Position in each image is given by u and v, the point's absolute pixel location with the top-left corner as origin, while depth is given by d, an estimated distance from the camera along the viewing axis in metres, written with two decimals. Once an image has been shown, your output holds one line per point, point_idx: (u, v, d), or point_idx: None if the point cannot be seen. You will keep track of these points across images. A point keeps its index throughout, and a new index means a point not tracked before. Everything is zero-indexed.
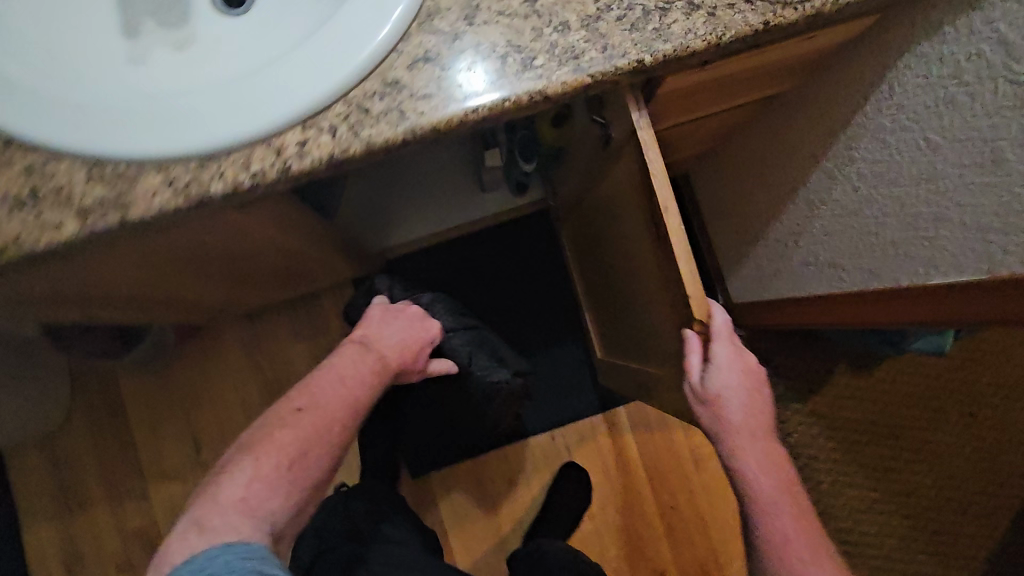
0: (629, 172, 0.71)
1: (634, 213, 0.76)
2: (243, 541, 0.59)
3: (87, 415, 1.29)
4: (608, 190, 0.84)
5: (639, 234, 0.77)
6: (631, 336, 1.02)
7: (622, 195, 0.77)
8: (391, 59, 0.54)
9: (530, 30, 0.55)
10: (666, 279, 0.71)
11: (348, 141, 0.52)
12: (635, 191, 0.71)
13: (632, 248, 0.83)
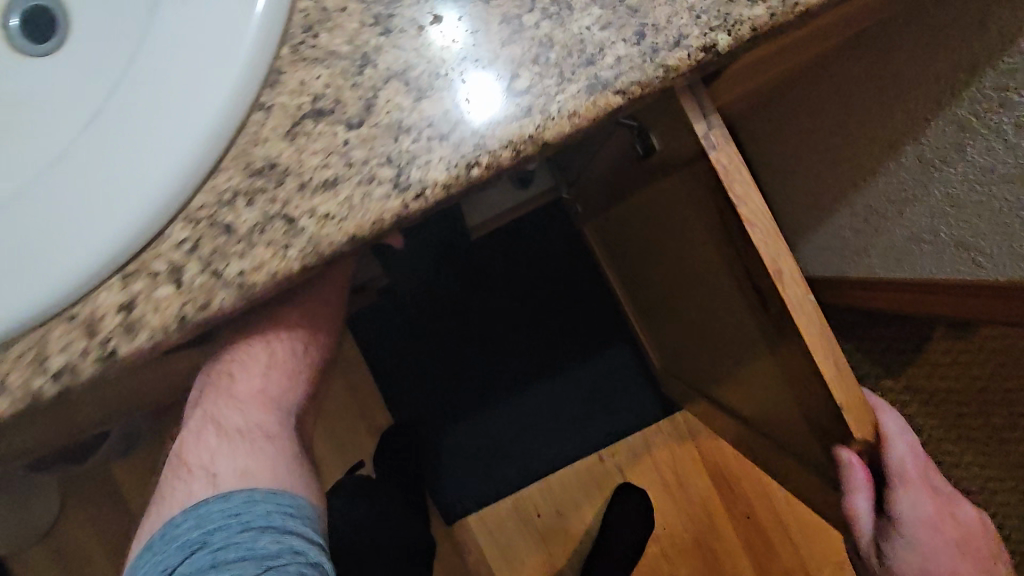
0: (691, 195, 0.47)
1: (707, 242, 0.52)
2: (283, 489, 0.48)
3: (80, 505, 1.14)
4: (652, 200, 0.59)
5: (720, 270, 0.53)
6: (706, 363, 0.78)
7: (685, 217, 0.52)
8: (260, 124, 0.30)
9: (498, 25, 0.30)
10: (777, 346, 0.48)
11: (211, 288, 0.29)
12: (710, 221, 0.47)
13: (702, 278, 0.59)
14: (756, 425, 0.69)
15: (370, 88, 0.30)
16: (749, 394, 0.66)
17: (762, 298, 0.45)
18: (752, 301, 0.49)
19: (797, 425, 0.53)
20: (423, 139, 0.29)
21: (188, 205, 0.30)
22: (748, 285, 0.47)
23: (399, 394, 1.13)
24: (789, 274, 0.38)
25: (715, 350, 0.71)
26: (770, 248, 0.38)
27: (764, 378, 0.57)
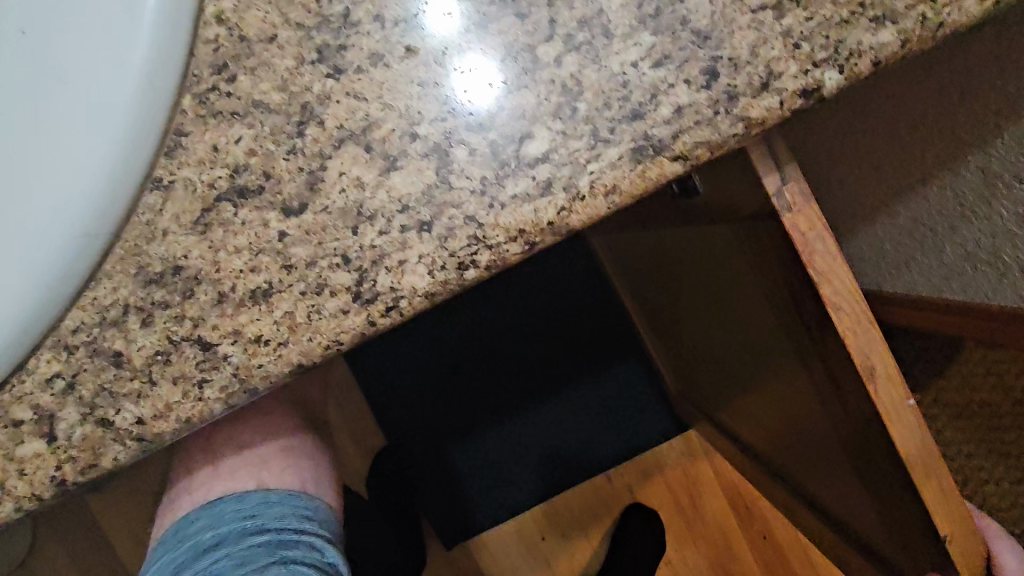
0: (749, 240, 0.40)
1: (757, 291, 0.44)
2: (298, 492, 0.53)
3: (52, 539, 1.06)
4: (693, 231, 0.50)
5: (772, 325, 0.45)
6: (737, 402, 0.70)
7: (733, 261, 0.45)
8: (261, 206, 0.28)
9: (525, 92, 0.28)
10: (849, 418, 0.41)
11: (100, 446, 0.28)
12: (774, 273, 0.39)
13: (743, 322, 0.51)
14: (803, 471, 0.62)
15: (320, 156, 0.29)
16: (796, 443, 0.58)
17: (844, 371, 0.37)
18: (813, 365, 0.42)
19: (873, 498, 0.46)
20: (396, 227, 0.28)
21: (180, 310, 0.28)
22: (818, 353, 0.40)
23: (394, 414, 1.06)
24: (886, 377, 0.35)
25: (748, 391, 0.63)
26: (862, 337, 0.35)
27: (821, 436, 0.49)
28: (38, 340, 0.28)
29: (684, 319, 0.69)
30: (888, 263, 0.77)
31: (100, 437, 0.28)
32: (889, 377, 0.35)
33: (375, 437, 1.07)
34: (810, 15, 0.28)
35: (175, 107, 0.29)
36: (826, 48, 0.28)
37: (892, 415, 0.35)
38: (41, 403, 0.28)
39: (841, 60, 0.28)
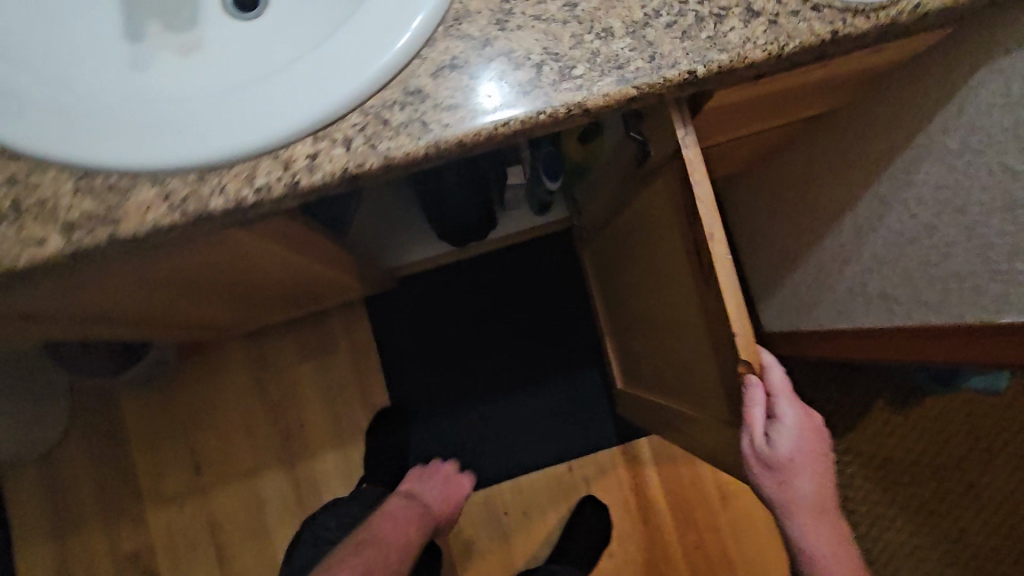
0: (667, 192, 0.67)
1: (676, 236, 0.69)
2: None
3: (84, 432, 1.23)
4: (646, 199, 0.75)
5: (680, 266, 0.70)
6: (658, 370, 0.92)
7: (663, 218, 0.71)
8: (414, 66, 0.48)
9: (569, 38, 0.49)
10: (708, 315, 0.65)
11: (365, 154, 0.46)
12: (679, 213, 0.64)
13: (665, 274, 0.76)
14: (681, 413, 0.83)
15: (473, 49, 0.48)
16: (687, 384, 0.80)
17: (704, 271, 0.61)
18: (696, 279, 0.65)
19: (721, 389, 0.67)
20: (512, 91, 0.48)
21: (363, 104, 0.47)
22: (695, 259, 0.64)
23: (402, 377, 1.27)
24: (719, 237, 0.57)
25: (666, 347, 0.86)
26: (708, 216, 0.57)
27: (700, 354, 0.72)
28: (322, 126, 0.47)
29: (636, 301, 0.95)
30: (807, 299, 1.06)
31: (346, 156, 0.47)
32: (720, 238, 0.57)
33: (380, 396, 1.27)
34: (707, 36, 0.49)
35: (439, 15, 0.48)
36: (702, 53, 0.48)
37: (718, 258, 0.57)
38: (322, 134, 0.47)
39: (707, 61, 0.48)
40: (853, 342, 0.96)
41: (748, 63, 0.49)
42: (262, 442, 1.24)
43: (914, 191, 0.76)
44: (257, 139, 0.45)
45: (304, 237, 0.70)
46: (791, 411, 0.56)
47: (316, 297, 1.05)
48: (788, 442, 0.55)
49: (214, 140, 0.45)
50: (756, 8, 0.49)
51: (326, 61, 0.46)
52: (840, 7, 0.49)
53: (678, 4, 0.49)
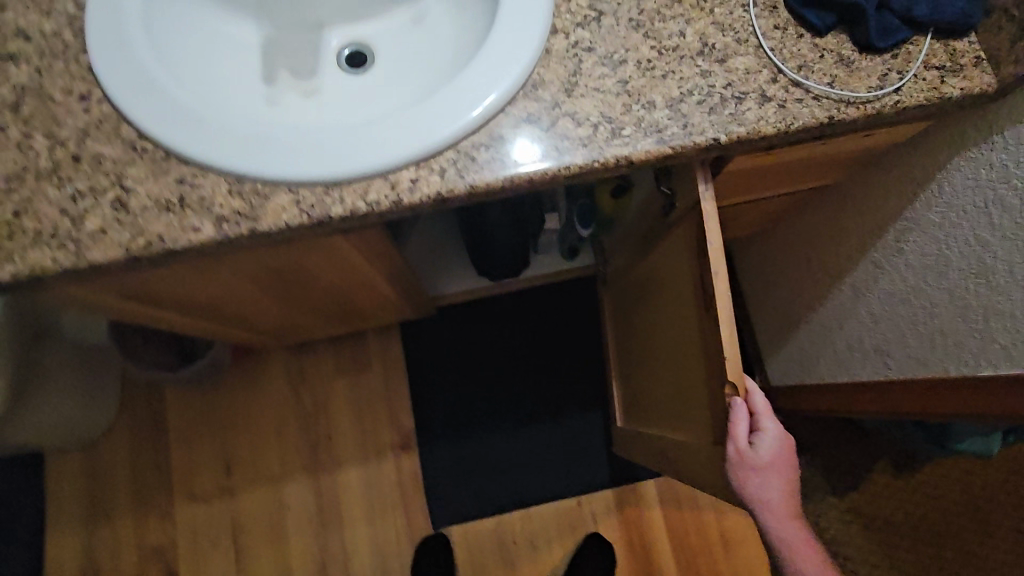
0: (685, 239, 0.79)
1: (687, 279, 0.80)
2: None
3: (130, 425, 1.33)
4: (667, 246, 0.87)
5: (688, 303, 0.81)
6: (657, 403, 1.01)
7: (679, 263, 0.83)
8: (498, 118, 0.61)
9: (620, 105, 0.61)
10: (706, 345, 0.75)
11: (455, 182, 0.59)
12: (694, 257, 0.76)
13: (674, 312, 0.87)
14: (670, 440, 0.91)
15: (544, 109, 0.61)
16: (679, 413, 0.89)
17: (708, 305, 0.72)
18: (700, 314, 0.76)
19: (709, 413, 0.76)
20: (574, 143, 0.60)
21: (456, 144, 0.60)
22: (701, 297, 0.75)
23: (427, 400, 1.36)
24: (722, 275, 0.69)
25: (664, 381, 0.95)
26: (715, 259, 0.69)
27: (693, 383, 0.82)
28: (424, 158, 0.59)
29: (644, 339, 1.05)
30: (812, 353, 1.16)
31: (441, 183, 0.59)
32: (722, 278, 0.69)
33: (405, 416, 1.35)
34: (729, 113, 0.61)
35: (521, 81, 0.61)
36: (723, 126, 0.61)
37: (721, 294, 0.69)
38: (422, 165, 0.60)
39: (727, 133, 0.61)
40: (848, 394, 1.06)
41: (760, 136, 0.61)
42: (291, 450, 1.33)
43: (904, 258, 0.87)
44: (375, 164, 0.58)
45: (378, 255, 0.83)
46: (773, 426, 0.66)
47: (359, 315, 1.16)
48: (766, 450, 0.65)
49: (344, 163, 0.58)
50: (769, 93, 0.62)
51: (432, 108, 0.60)
52: (835, 99, 0.62)
53: (708, 86, 0.62)
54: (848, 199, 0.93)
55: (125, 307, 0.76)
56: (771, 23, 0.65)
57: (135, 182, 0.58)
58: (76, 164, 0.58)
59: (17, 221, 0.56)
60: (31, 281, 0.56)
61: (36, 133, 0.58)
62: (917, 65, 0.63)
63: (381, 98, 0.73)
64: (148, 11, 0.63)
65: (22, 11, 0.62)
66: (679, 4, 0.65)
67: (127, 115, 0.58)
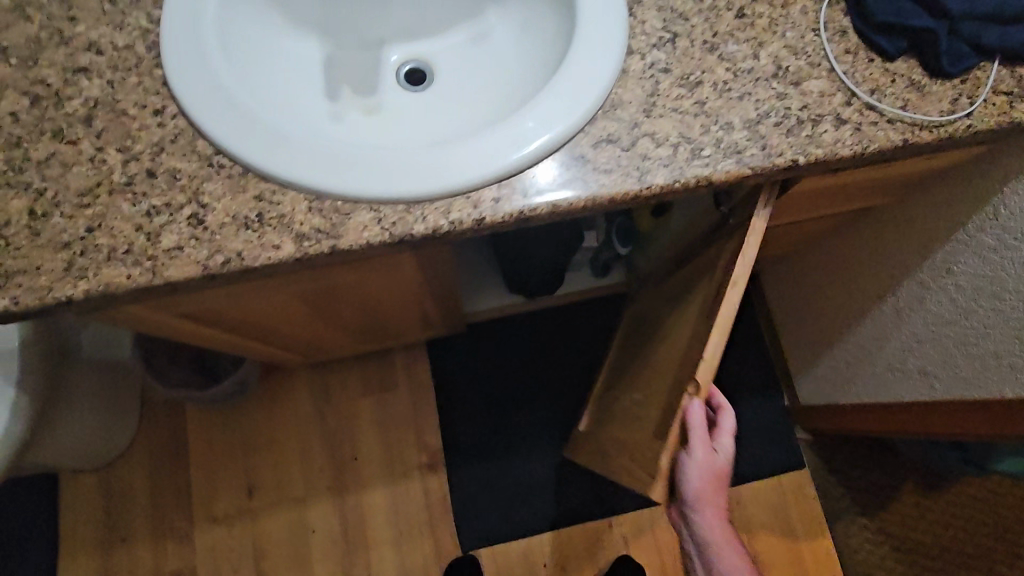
0: None
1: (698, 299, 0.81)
2: None
3: (148, 444, 1.30)
4: (703, 264, 0.87)
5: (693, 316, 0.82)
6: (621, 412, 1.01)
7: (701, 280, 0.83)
8: (578, 137, 0.61)
9: (699, 126, 0.61)
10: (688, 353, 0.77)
11: (537, 201, 0.59)
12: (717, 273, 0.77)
13: (683, 322, 0.86)
14: None
15: (624, 128, 0.61)
16: None
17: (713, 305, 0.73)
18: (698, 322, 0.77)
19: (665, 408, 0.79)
20: (655, 162, 0.60)
21: (536, 164, 0.60)
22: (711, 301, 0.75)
23: (454, 419, 1.34)
24: (738, 280, 0.69)
25: (642, 383, 0.95)
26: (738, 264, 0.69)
27: (668, 380, 0.82)
28: (506, 178, 0.59)
29: (642, 351, 1.04)
30: (846, 373, 1.16)
31: (523, 202, 0.58)
32: (737, 285, 0.69)
33: (431, 436, 1.33)
34: (806, 135, 0.62)
35: (599, 101, 0.61)
36: (802, 147, 0.61)
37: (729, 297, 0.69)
38: (503, 183, 0.59)
39: (806, 155, 0.61)
40: (894, 414, 1.06)
41: (837, 157, 0.62)
42: (315, 471, 1.30)
43: (954, 279, 0.87)
44: (458, 183, 0.57)
45: (432, 274, 0.82)
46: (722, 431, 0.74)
47: (393, 332, 1.14)
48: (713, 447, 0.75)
49: (427, 183, 0.57)
50: (844, 116, 0.63)
51: (514, 129, 0.59)
52: (908, 122, 0.63)
53: (784, 108, 0.63)
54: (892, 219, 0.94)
55: (176, 327, 0.74)
56: (842, 47, 0.65)
57: (212, 198, 0.56)
58: (150, 179, 0.56)
59: (91, 237, 0.55)
60: (103, 299, 0.54)
61: (109, 147, 0.57)
62: (986, 90, 0.64)
63: (444, 116, 0.73)
64: (222, 26, 0.63)
65: (94, 23, 0.60)
66: (752, 27, 0.65)
67: (203, 130, 0.57)
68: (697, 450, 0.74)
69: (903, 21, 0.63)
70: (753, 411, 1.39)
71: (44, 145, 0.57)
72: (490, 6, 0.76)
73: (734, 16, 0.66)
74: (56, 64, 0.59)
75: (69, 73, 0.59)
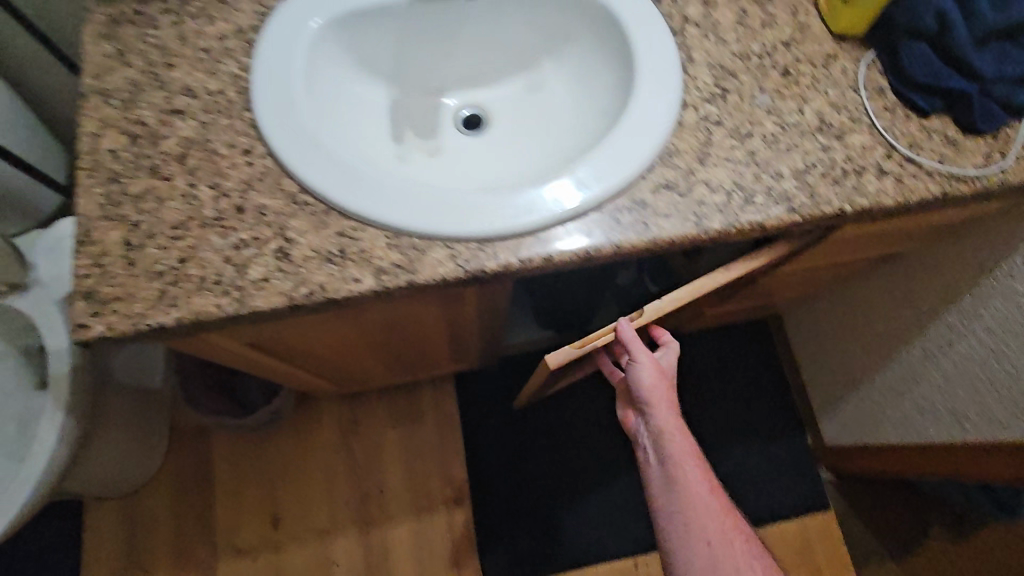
0: None
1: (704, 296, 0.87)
2: None
3: (174, 471, 1.30)
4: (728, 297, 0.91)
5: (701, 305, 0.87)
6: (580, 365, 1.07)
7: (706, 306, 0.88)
8: (638, 182, 0.65)
9: (751, 175, 0.66)
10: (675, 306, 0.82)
11: (602, 241, 0.62)
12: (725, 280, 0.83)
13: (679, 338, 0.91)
14: None
15: (680, 175, 0.65)
16: None
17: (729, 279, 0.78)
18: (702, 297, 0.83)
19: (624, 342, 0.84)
20: (710, 207, 0.64)
21: (600, 207, 0.64)
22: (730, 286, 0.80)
23: (479, 452, 1.34)
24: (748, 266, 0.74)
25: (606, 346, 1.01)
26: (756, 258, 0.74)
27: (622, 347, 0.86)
28: (572, 219, 0.62)
29: None
30: (873, 413, 1.18)
31: (588, 242, 0.62)
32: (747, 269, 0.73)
33: (457, 469, 1.33)
34: (851, 185, 0.66)
35: (657, 150, 0.65)
36: (847, 195, 0.65)
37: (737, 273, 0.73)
38: (570, 224, 0.63)
39: (851, 204, 0.65)
40: (923, 455, 1.06)
41: (881, 207, 0.65)
42: (340, 502, 1.29)
43: (982, 322, 0.90)
44: (527, 222, 0.61)
45: (482, 310, 0.85)
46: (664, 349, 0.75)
47: (428, 364, 1.15)
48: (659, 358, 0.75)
49: (499, 222, 0.61)
50: (886, 168, 0.67)
51: (577, 173, 0.63)
52: (946, 175, 0.67)
53: (829, 159, 0.67)
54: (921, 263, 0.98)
55: (239, 357, 0.76)
56: (881, 104, 0.70)
57: (298, 233, 0.60)
58: (239, 214, 0.60)
59: (183, 268, 0.58)
60: (192, 327, 0.57)
61: (201, 183, 0.61)
62: (1017, 147, 0.68)
63: (501, 160, 0.77)
64: (307, 73, 0.67)
65: (190, 69, 0.65)
66: (797, 85, 0.70)
67: (290, 170, 0.61)
68: (643, 357, 0.72)
69: (938, 83, 0.68)
70: (777, 450, 1.39)
71: (141, 180, 0.60)
72: (545, 59, 0.81)
73: (780, 74, 0.71)
74: (154, 106, 0.63)
75: (166, 115, 0.63)
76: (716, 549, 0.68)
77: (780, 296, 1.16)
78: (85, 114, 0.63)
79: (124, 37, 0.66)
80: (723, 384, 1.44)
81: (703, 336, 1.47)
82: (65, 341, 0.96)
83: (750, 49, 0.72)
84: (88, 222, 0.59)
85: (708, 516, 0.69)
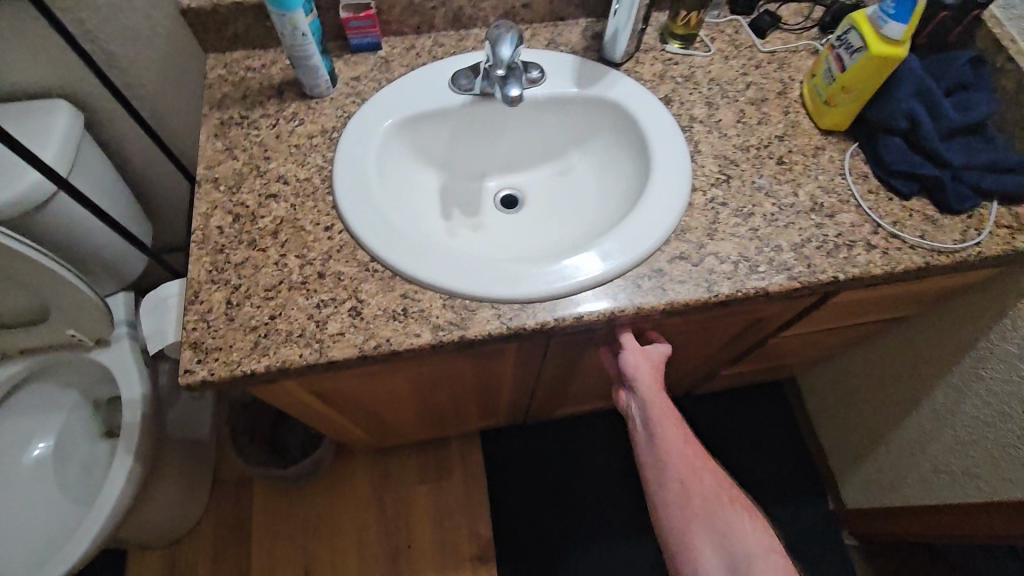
0: None
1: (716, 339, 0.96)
2: None
3: (214, 522, 1.35)
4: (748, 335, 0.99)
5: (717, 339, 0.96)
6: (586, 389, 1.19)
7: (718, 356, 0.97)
8: (657, 254, 0.75)
9: (754, 247, 0.76)
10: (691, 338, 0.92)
11: (626, 303, 0.72)
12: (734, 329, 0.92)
13: None
14: None
15: (693, 248, 0.76)
16: None
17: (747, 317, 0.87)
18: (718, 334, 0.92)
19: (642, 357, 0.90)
20: (719, 275, 0.74)
21: (625, 275, 0.74)
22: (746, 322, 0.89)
23: (505, 510, 1.38)
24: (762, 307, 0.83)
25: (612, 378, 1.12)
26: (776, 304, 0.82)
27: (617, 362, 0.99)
28: (601, 285, 0.73)
29: None
30: (891, 473, 1.20)
31: (615, 304, 0.72)
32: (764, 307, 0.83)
33: (484, 526, 1.36)
34: (843, 257, 0.76)
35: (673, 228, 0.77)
36: (839, 265, 0.75)
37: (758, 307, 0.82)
38: (600, 289, 0.73)
39: (844, 273, 0.75)
40: (944, 516, 1.08)
41: (870, 276, 0.75)
42: (370, 557, 1.32)
43: (985, 383, 0.96)
44: (562, 286, 0.71)
45: (515, 367, 0.94)
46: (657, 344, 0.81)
47: (461, 419, 1.23)
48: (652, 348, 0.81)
49: (538, 286, 0.71)
50: (873, 242, 0.77)
51: (605, 244, 0.74)
52: (927, 248, 0.76)
53: (822, 234, 0.77)
54: (925, 327, 1.05)
55: (301, 406, 0.85)
56: (866, 188, 0.81)
57: (368, 295, 0.71)
58: (321, 279, 0.72)
59: (273, 323, 0.69)
60: (278, 373, 0.67)
61: (290, 253, 0.73)
62: (990, 224, 0.78)
63: (536, 234, 0.89)
64: (377, 163, 0.81)
65: (284, 161, 0.79)
66: (791, 172, 0.82)
67: (363, 243, 0.73)
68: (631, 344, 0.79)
69: (915, 171, 0.78)
70: (800, 514, 1.40)
71: (241, 251, 0.73)
72: (572, 149, 0.95)
73: (776, 163, 0.83)
74: (254, 190, 0.77)
75: (263, 197, 0.77)
76: (691, 487, 0.71)
77: (793, 358, 1.23)
78: (198, 197, 0.77)
79: (232, 136, 0.81)
80: (743, 445, 1.48)
81: (721, 398, 1.53)
82: (139, 391, 1.07)
83: (749, 142, 0.84)
84: (196, 285, 0.71)
85: (688, 466, 0.72)
